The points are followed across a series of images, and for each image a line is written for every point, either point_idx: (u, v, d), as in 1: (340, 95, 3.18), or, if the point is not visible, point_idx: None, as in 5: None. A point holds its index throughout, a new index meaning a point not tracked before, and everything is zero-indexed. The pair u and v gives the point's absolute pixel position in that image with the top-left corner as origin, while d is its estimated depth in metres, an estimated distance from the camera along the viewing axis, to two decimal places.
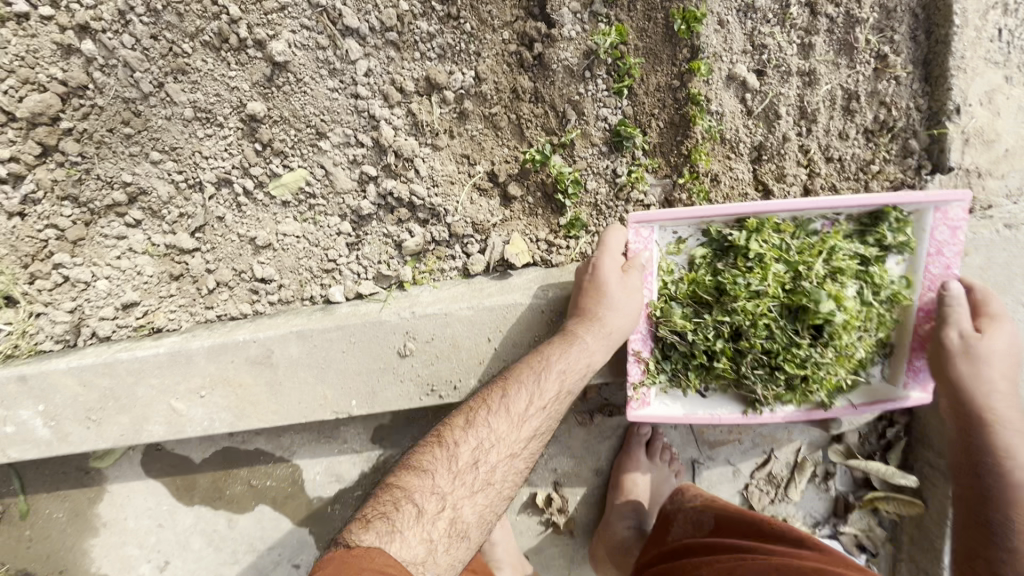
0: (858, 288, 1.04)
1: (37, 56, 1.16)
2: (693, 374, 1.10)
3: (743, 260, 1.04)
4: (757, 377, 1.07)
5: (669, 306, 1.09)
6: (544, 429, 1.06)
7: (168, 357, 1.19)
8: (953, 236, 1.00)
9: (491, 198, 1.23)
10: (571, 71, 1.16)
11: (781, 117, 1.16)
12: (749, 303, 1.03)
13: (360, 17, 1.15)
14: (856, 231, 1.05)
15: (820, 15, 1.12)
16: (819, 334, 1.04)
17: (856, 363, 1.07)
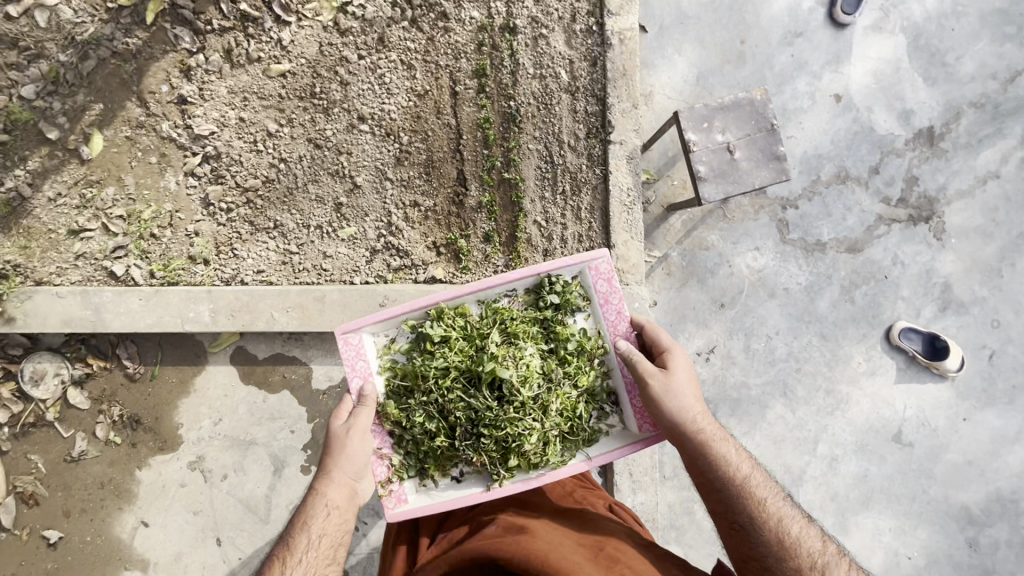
0: (529, 344, 2.08)
1: (258, 166, 2.84)
2: (430, 437, 2.03)
3: (432, 343, 2.06)
4: (467, 438, 2.01)
5: (386, 400, 2.08)
6: (330, 527, 1.97)
7: (277, 292, 2.69)
8: (606, 289, 2.10)
9: (432, 252, 2.86)
10: (472, 208, 2.86)
11: (554, 239, 2.84)
12: (441, 375, 2.01)
13: (393, 173, 2.85)
14: (529, 306, 2.14)
15: (568, 203, 2.84)
16: (499, 386, 2.01)
17: (556, 388, 2.06)
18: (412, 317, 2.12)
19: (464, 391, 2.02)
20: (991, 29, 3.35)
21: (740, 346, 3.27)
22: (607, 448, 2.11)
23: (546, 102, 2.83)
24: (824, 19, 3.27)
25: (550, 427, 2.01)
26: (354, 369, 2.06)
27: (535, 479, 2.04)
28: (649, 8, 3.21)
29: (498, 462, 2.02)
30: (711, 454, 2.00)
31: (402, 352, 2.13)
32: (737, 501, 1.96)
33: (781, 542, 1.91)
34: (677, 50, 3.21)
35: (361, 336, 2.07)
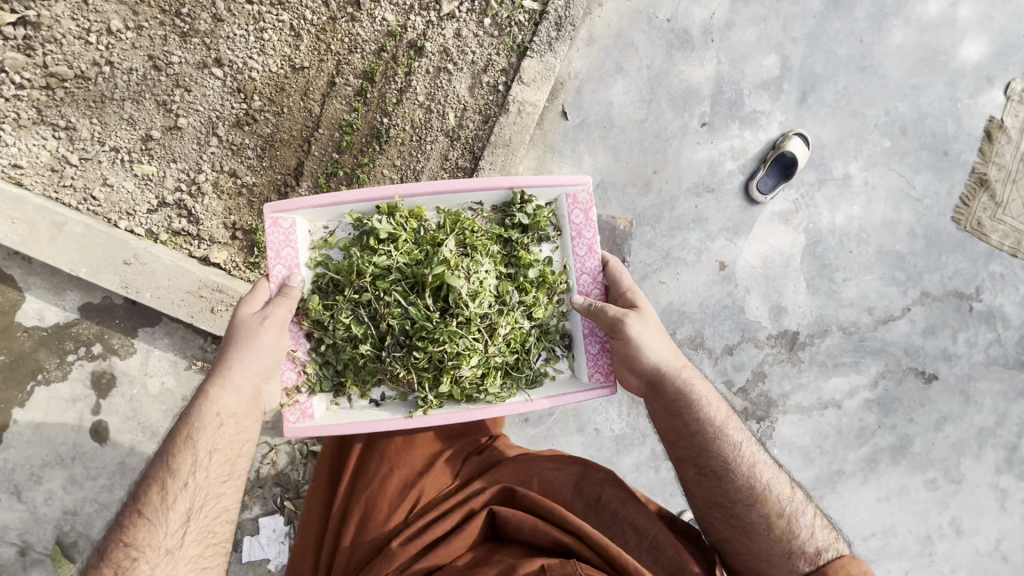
0: (487, 263, 1.93)
1: (77, 56, 2.42)
2: (362, 343, 1.88)
3: (375, 242, 1.89)
4: (400, 351, 1.88)
5: (311, 298, 1.91)
6: (230, 443, 1.74)
7: (12, 196, 2.24)
8: (581, 220, 1.98)
9: (226, 232, 2.48)
10: None
11: None
12: (378, 279, 1.87)
13: (226, 132, 2.50)
14: (494, 224, 2.01)
15: None
16: (443, 300, 1.87)
17: (511, 316, 1.92)
18: (358, 209, 1.93)
19: (403, 297, 1.87)
20: (884, 266, 3.35)
21: None
22: (553, 391, 1.99)
23: (420, 135, 2.58)
24: (739, 187, 3.20)
25: (490, 354, 1.89)
26: (278, 253, 1.86)
27: (469, 412, 1.92)
28: (578, 97, 3.04)
29: (425, 383, 1.88)
30: (688, 405, 1.89)
31: (340, 249, 1.95)
32: (711, 453, 1.86)
33: (750, 488, 1.83)
34: (588, 149, 3.05)
35: (298, 222, 1.87)
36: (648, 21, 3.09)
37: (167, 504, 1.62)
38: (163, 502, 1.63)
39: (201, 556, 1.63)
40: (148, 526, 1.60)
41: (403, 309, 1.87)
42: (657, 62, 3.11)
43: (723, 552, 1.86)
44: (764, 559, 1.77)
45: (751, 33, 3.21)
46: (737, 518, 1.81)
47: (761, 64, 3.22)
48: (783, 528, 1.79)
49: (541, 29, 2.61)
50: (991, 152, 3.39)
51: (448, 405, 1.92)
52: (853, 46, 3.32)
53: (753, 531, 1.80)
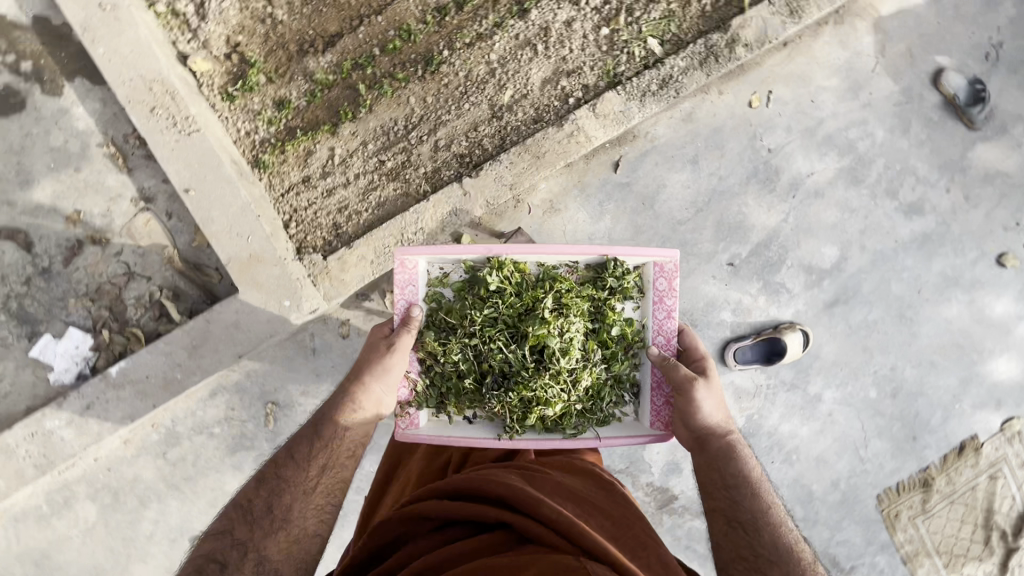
0: (578, 324, 1.96)
1: None
2: (469, 378, 1.97)
3: (482, 290, 1.94)
4: (494, 394, 1.95)
5: (426, 330, 2.00)
6: (351, 440, 1.95)
7: None
8: (664, 287, 1.97)
9: (224, 47, 2.27)
10: (304, 70, 2.29)
11: (322, 177, 2.30)
12: (484, 324, 1.94)
13: None
14: (585, 281, 2.03)
15: (370, 171, 2.32)
16: (538, 356, 1.92)
17: (597, 372, 1.97)
18: (471, 257, 2.00)
19: (505, 344, 1.94)
20: (791, 494, 3.20)
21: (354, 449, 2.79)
22: (619, 432, 2.01)
23: (468, 89, 2.34)
24: (719, 341, 3.02)
25: (574, 403, 1.95)
26: (401, 291, 1.96)
27: (545, 441, 2.00)
28: (640, 159, 2.82)
29: (515, 421, 1.96)
30: (730, 461, 1.90)
31: (453, 288, 2.02)
32: (741, 508, 1.85)
33: (772, 544, 1.80)
34: (614, 210, 2.82)
35: (419, 264, 1.97)
36: (749, 140, 2.89)
37: (304, 465, 1.89)
38: (303, 460, 1.90)
39: (316, 523, 1.85)
40: (289, 476, 1.87)
41: (503, 353, 1.94)
42: (730, 180, 2.91)
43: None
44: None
45: (828, 215, 3.03)
46: (759, 573, 1.76)
47: (816, 248, 3.04)
48: None
49: (647, 74, 2.36)
50: (952, 463, 3.24)
51: (531, 436, 2.00)
52: (908, 291, 3.15)
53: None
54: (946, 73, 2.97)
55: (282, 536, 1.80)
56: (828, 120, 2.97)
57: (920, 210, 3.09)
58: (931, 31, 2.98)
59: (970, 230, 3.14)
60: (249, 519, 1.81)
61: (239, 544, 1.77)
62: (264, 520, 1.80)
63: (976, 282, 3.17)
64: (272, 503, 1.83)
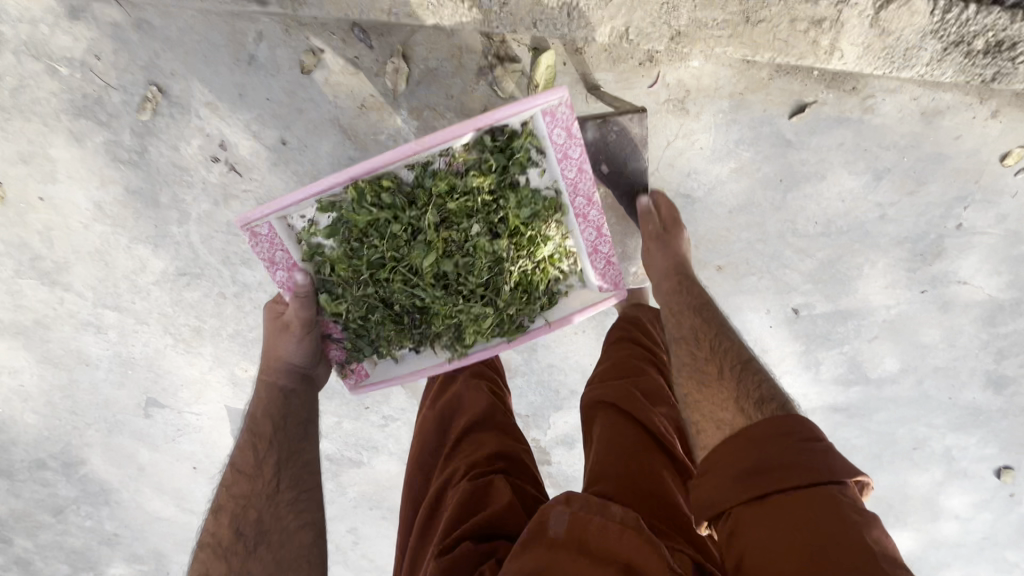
0: (478, 225, 1.60)
1: None
2: (387, 308, 1.72)
3: (355, 232, 1.58)
4: (415, 314, 1.76)
5: (320, 284, 1.67)
6: (287, 433, 1.75)
7: None
8: (564, 136, 1.53)
9: None
10: None
11: None
12: (376, 262, 1.62)
13: None
14: (467, 165, 1.54)
15: None
16: (446, 272, 1.66)
17: (520, 269, 1.71)
18: (327, 198, 1.53)
19: (410, 275, 1.65)
20: None
21: (242, 214, 2.01)
22: (564, 313, 1.84)
23: None
24: None
25: (507, 307, 1.74)
26: (274, 265, 1.63)
27: (500, 347, 1.83)
28: (831, 123, 1.84)
29: (455, 335, 1.79)
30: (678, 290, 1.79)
31: (330, 238, 1.59)
32: (686, 323, 1.73)
33: (710, 343, 1.64)
34: (744, 162, 1.91)
35: (274, 222, 1.58)
36: (955, 199, 2.00)
37: (258, 478, 1.69)
38: (253, 471, 1.70)
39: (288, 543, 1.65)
40: (248, 489, 1.69)
41: (409, 277, 1.66)
42: (888, 226, 2.06)
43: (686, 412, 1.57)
44: (716, 406, 1.48)
45: (926, 333, 2.37)
46: (704, 373, 1.58)
47: (881, 354, 2.43)
48: (738, 371, 1.53)
49: (990, 14, 1.53)
50: None
51: (483, 346, 1.83)
52: (905, 440, 2.76)
53: (709, 381, 1.56)
54: None
55: (264, 549, 1.63)
56: None
57: (1000, 386, 2.55)
58: None
59: (1011, 432, 2.72)
60: (224, 549, 1.62)
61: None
62: (241, 542, 1.62)
63: (958, 470, 2.88)
64: (239, 526, 1.64)
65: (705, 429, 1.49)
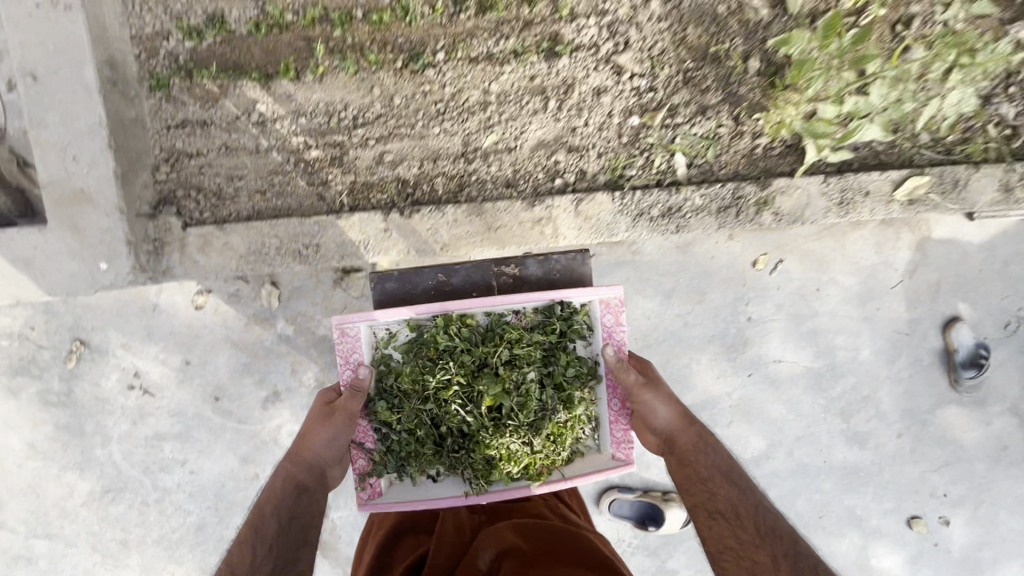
0: (535, 372, 1.80)
1: None
2: (428, 444, 1.81)
3: (433, 352, 1.79)
4: (453, 447, 1.81)
5: (388, 409, 1.81)
6: (290, 533, 1.71)
7: None
8: (613, 323, 1.84)
9: None
10: None
11: (276, 130, 1.82)
12: (440, 390, 1.77)
13: None
14: (536, 322, 1.84)
15: (330, 154, 1.84)
16: (500, 410, 1.78)
17: (557, 423, 1.82)
18: (416, 319, 1.81)
19: (460, 407, 1.78)
20: None
21: (159, 427, 2.35)
22: (582, 469, 1.88)
23: (467, 111, 1.86)
24: (604, 482, 2.68)
25: (537, 452, 1.80)
26: (345, 359, 1.82)
27: (517, 489, 1.82)
28: (613, 266, 2.40)
29: (484, 467, 1.79)
30: (707, 446, 1.77)
31: (402, 349, 1.84)
32: (721, 498, 1.69)
33: (755, 525, 1.61)
34: None
35: (363, 329, 1.81)
36: (735, 299, 2.51)
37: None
38: (247, 570, 1.64)
39: None
40: None
41: (461, 412, 1.77)
42: (695, 330, 2.54)
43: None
44: None
45: (773, 409, 2.72)
46: (749, 561, 1.57)
47: (744, 435, 2.74)
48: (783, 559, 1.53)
49: (652, 193, 1.94)
50: None
51: (506, 484, 1.82)
52: (810, 512, 2.91)
53: (761, 570, 1.54)
54: (962, 326, 2.66)
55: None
56: (823, 316, 2.62)
57: (862, 441, 2.84)
58: (969, 276, 2.65)
59: (899, 483, 2.93)
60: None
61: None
62: None
63: (877, 532, 2.97)
64: None
65: None
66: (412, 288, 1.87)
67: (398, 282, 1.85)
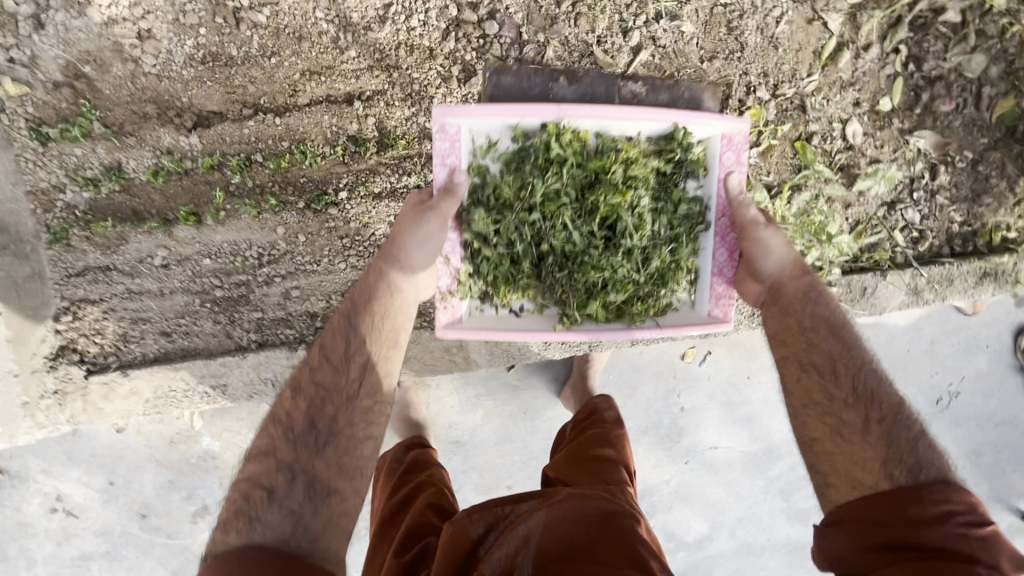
0: (645, 197, 1.62)
1: None
2: (507, 287, 1.65)
3: (546, 160, 1.59)
4: (552, 277, 1.64)
5: (475, 215, 1.58)
6: (371, 337, 1.54)
7: None
8: (733, 161, 1.61)
9: (79, 70, 1.67)
10: (178, 126, 1.73)
11: (177, 272, 1.81)
12: (550, 194, 1.60)
13: (197, 23, 1.68)
14: (651, 150, 1.62)
15: (232, 290, 1.84)
16: (609, 231, 1.63)
17: (665, 261, 1.65)
18: (525, 124, 1.58)
19: (568, 221, 1.61)
20: None
21: (85, 547, 2.31)
22: (677, 321, 1.66)
23: (373, 243, 1.86)
24: None
25: (645, 289, 1.65)
26: (440, 159, 1.55)
27: (601, 334, 1.62)
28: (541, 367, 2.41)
29: (575, 300, 1.64)
30: (816, 301, 1.56)
31: (501, 160, 1.60)
32: (820, 351, 1.50)
33: (856, 392, 1.42)
34: (489, 408, 2.43)
35: (464, 129, 1.54)
36: (666, 392, 2.53)
37: (319, 426, 1.45)
38: (321, 363, 1.50)
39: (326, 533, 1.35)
40: (315, 401, 1.47)
41: (566, 231, 1.61)
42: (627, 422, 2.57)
43: (814, 464, 1.42)
44: (851, 466, 1.34)
45: (713, 491, 2.70)
46: (832, 418, 1.41)
47: (686, 519, 2.72)
48: (877, 430, 1.36)
49: None
50: None
51: (594, 324, 1.64)
52: None
53: (847, 430, 1.38)
54: None
55: (332, 452, 1.43)
56: (756, 402, 2.62)
57: (804, 518, 2.78)
58: (898, 355, 2.69)
59: None
60: (292, 439, 1.43)
61: (284, 469, 1.39)
62: (307, 439, 1.43)
63: None
64: (288, 470, 1.39)
65: (836, 485, 1.35)
66: (524, 88, 1.80)
67: (512, 80, 1.79)
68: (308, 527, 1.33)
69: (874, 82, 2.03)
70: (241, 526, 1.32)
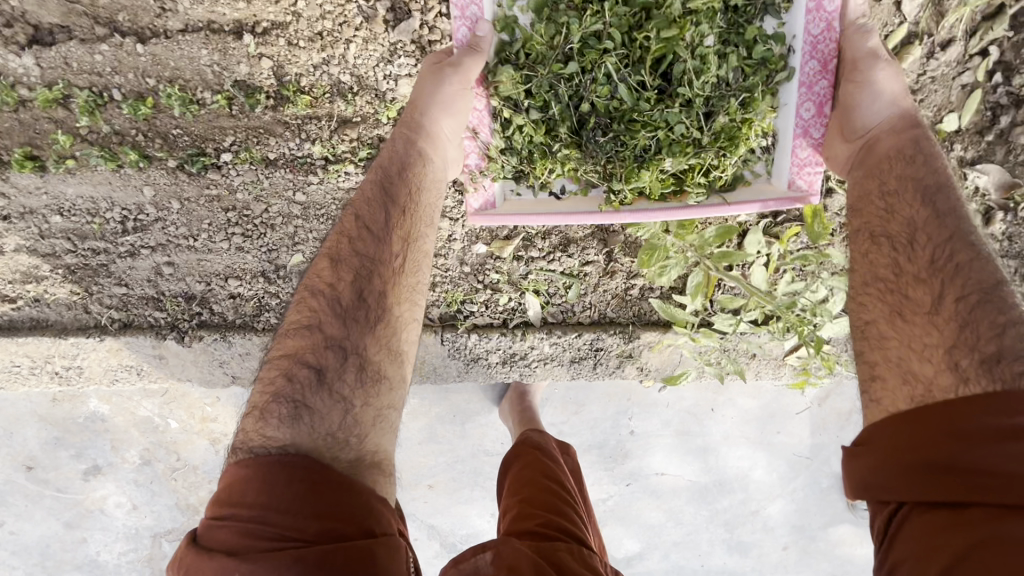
0: (711, 36, 1.15)
1: None
2: (539, 159, 1.27)
3: (581, 2, 1.17)
4: (595, 145, 1.21)
5: (499, 72, 1.21)
6: (407, 219, 1.20)
7: None
8: None
9: None
10: (7, 41, 1.34)
11: (18, 228, 1.47)
12: (580, 44, 1.16)
13: None
14: None
15: (89, 257, 1.50)
16: (662, 86, 1.17)
17: (744, 128, 1.19)
18: None
19: (611, 71, 1.16)
20: None
21: None
22: (754, 195, 1.25)
23: (264, 222, 1.49)
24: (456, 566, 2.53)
25: (708, 153, 1.19)
26: (459, 11, 1.19)
27: (663, 212, 1.23)
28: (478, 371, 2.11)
29: (629, 176, 1.21)
30: (921, 146, 1.11)
31: (531, 7, 1.19)
32: (897, 219, 1.07)
33: (948, 250, 0.98)
34: (416, 406, 2.17)
35: None
36: (616, 413, 2.25)
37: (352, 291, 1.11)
38: (358, 234, 1.15)
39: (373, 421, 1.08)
40: (350, 274, 1.12)
41: (610, 83, 1.17)
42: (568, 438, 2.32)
43: (857, 352, 1.07)
44: (911, 366, 0.95)
45: (653, 516, 2.43)
46: (893, 297, 1.02)
47: (618, 537, 2.49)
48: (967, 314, 0.92)
49: (493, 338, 1.65)
50: None
51: (649, 203, 1.25)
52: None
53: (911, 313, 0.98)
54: None
55: (384, 332, 1.13)
56: (716, 435, 2.32)
57: (744, 551, 2.47)
58: None
59: None
60: (340, 312, 1.09)
61: (335, 347, 1.07)
62: (354, 313, 1.09)
63: None
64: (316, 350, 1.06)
65: (884, 376, 0.98)
66: None
67: None
68: (357, 421, 1.05)
69: (941, 94, 1.51)
70: (284, 412, 1.00)
